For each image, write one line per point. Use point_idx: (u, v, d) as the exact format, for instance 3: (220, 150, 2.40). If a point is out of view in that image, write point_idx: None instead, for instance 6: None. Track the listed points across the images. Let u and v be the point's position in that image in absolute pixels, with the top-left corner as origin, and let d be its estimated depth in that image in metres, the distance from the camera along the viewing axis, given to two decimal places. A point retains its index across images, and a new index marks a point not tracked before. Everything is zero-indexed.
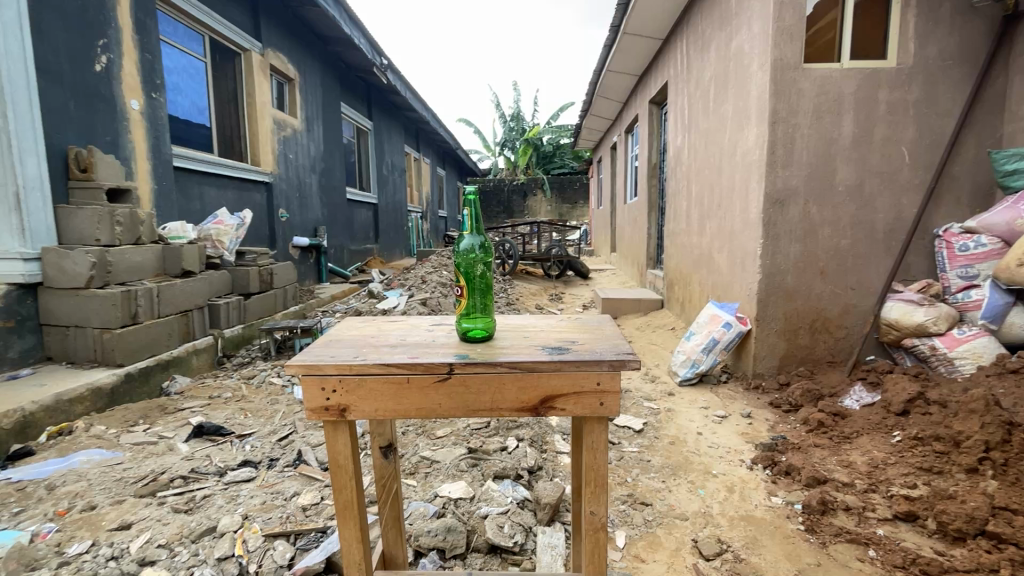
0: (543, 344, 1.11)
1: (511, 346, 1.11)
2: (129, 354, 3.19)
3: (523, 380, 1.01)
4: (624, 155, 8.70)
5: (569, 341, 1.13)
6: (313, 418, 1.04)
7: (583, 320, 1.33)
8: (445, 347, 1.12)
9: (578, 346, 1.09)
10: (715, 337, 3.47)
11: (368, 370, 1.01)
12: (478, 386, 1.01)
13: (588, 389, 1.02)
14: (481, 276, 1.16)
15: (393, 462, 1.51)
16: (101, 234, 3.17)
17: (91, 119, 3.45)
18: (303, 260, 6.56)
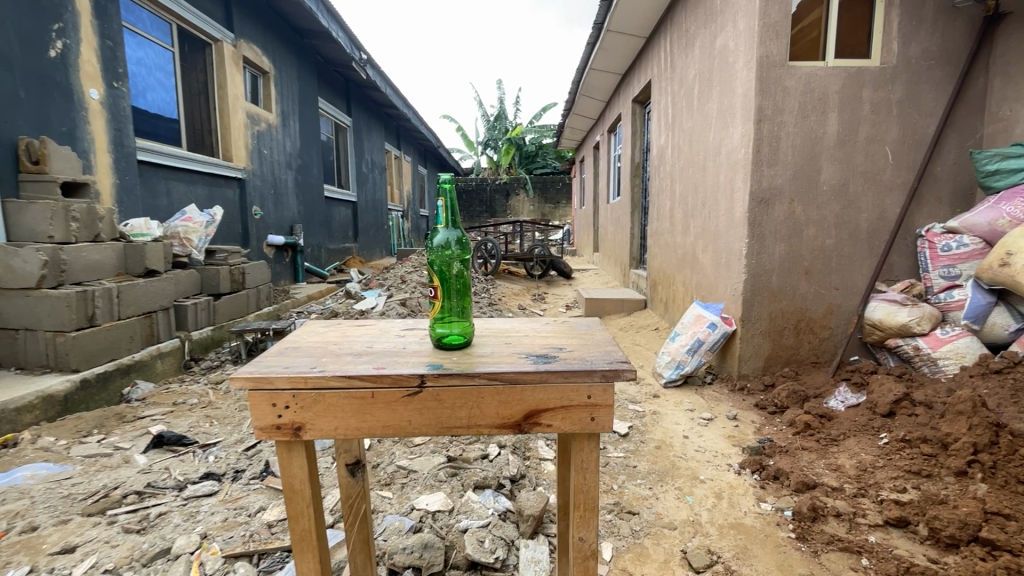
0: (526, 352, 1.01)
1: (491, 354, 1.01)
2: (85, 359, 2.99)
3: (505, 394, 0.92)
4: (607, 155, 8.67)
5: (557, 348, 1.03)
6: (262, 438, 0.92)
7: (571, 323, 1.24)
8: (416, 355, 1.01)
9: (566, 355, 0.99)
10: (700, 337, 3.42)
11: (326, 383, 0.91)
12: (452, 401, 0.91)
13: (579, 403, 0.93)
14: (458, 275, 1.06)
15: (362, 481, 1.42)
16: (54, 231, 2.97)
17: (44, 108, 3.24)
18: (278, 259, 6.35)
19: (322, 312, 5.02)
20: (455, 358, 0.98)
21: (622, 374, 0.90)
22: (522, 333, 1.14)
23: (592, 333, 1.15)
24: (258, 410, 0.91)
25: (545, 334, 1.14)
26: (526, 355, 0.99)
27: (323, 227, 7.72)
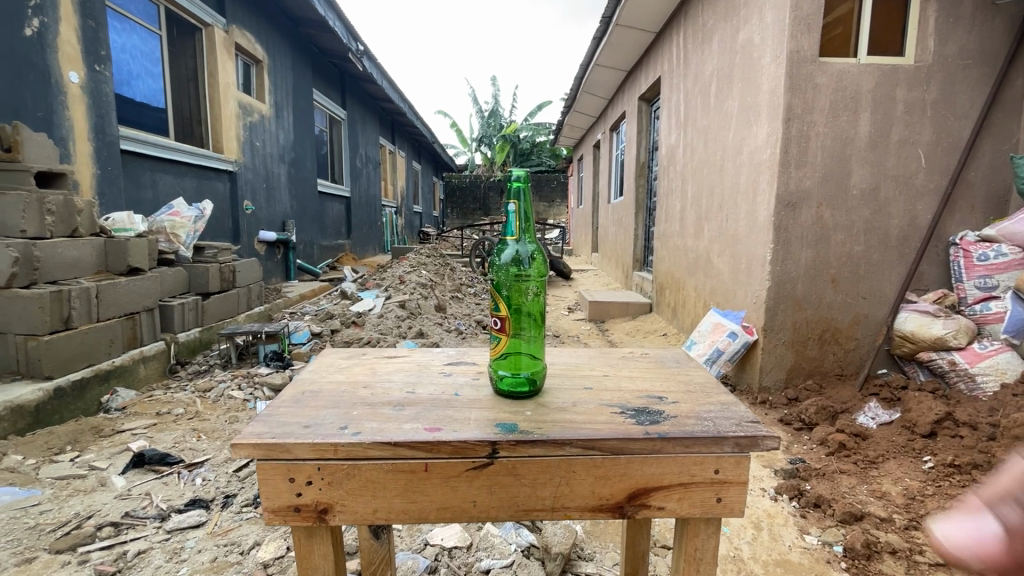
0: (619, 403, 0.93)
1: (576, 409, 0.91)
2: (60, 365, 2.74)
3: (604, 470, 0.82)
4: (608, 153, 8.48)
5: (671, 400, 0.95)
6: (274, 522, 0.82)
7: (659, 359, 1.20)
8: (477, 410, 0.89)
9: (674, 412, 0.90)
10: (720, 347, 3.25)
11: (364, 455, 0.79)
12: (531, 476, 0.81)
13: (703, 481, 0.84)
14: (531, 301, 0.97)
15: (386, 544, 1.21)
16: (28, 226, 2.72)
17: (18, 91, 2.97)
18: (270, 256, 6.08)
19: (316, 314, 4.77)
20: (542, 421, 0.85)
21: (762, 444, 0.80)
22: (609, 368, 1.12)
23: (690, 376, 1.07)
24: (270, 487, 0.80)
25: (639, 375, 1.09)
26: (624, 409, 0.90)
27: (316, 223, 7.46)
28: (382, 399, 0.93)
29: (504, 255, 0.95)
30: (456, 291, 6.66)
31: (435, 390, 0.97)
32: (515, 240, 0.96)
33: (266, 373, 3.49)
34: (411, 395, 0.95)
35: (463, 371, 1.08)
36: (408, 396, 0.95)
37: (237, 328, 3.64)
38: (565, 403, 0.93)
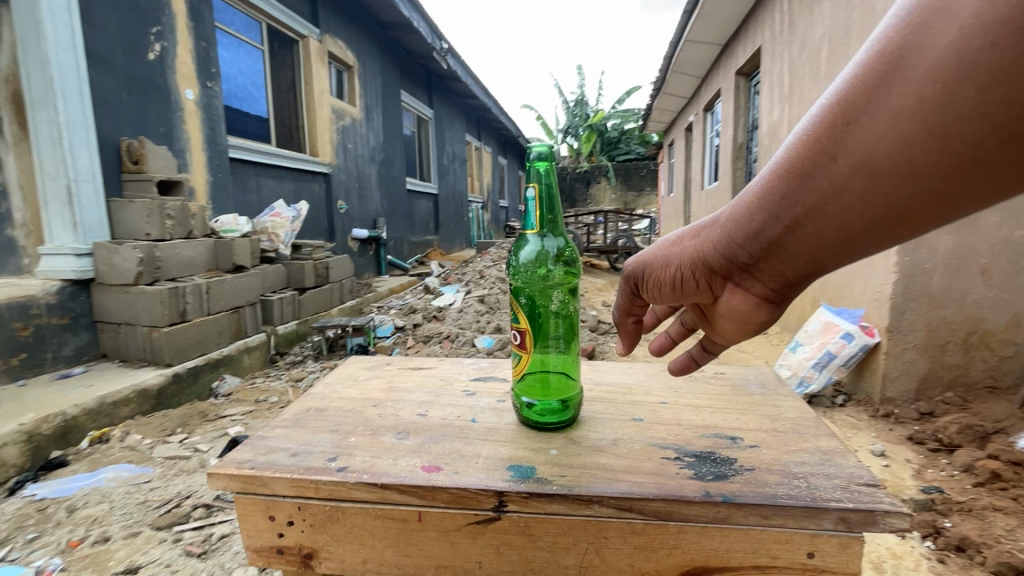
0: (680, 445, 0.83)
1: (616, 448, 0.82)
2: (178, 354, 3.05)
3: (640, 538, 0.71)
4: (701, 137, 7.89)
5: (749, 444, 0.83)
6: (259, 562, 0.81)
7: (740, 383, 1.08)
8: (519, 449, 0.82)
9: (747, 462, 0.77)
10: (831, 350, 2.87)
11: (349, 498, 0.75)
12: (546, 536, 0.72)
13: (792, 566, 0.69)
14: (556, 310, 0.88)
15: None
16: (151, 229, 3.04)
17: (144, 109, 3.34)
18: (363, 253, 6.43)
19: (401, 308, 4.94)
20: (569, 466, 0.76)
21: (883, 524, 0.64)
22: (668, 395, 1.03)
23: (782, 412, 0.94)
24: (252, 525, 0.80)
25: (715, 406, 0.98)
26: (681, 455, 0.79)
27: (405, 220, 7.76)
28: (386, 424, 0.92)
29: (525, 256, 0.87)
30: None
31: (450, 413, 0.96)
32: (537, 234, 0.87)
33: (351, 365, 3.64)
34: (422, 418, 0.94)
35: (488, 391, 1.06)
36: (419, 417, 0.94)
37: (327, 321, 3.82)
38: (604, 441, 0.84)
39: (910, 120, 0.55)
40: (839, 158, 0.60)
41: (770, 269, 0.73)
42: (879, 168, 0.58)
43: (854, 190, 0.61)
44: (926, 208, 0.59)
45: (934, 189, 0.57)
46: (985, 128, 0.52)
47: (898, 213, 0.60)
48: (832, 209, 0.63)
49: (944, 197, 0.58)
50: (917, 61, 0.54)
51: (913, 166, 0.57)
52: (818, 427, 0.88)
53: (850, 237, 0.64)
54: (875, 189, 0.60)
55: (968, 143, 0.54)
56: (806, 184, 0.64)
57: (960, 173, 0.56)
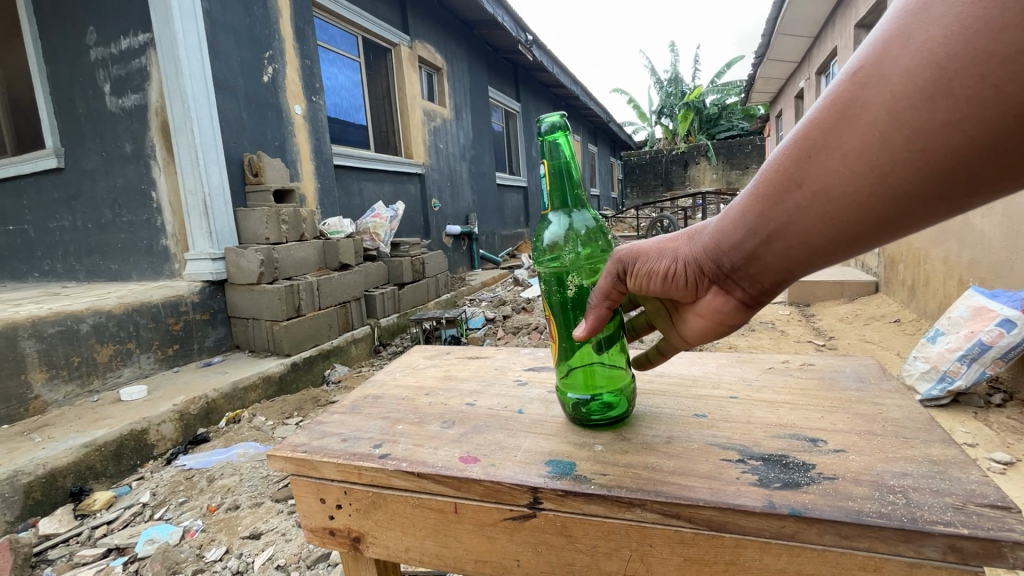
0: (741, 446, 0.74)
1: (669, 447, 0.75)
2: (295, 345, 3.39)
3: (695, 549, 0.64)
4: (815, 103, 7.09)
5: (834, 449, 0.71)
6: (315, 540, 0.87)
7: (832, 377, 0.94)
8: (554, 445, 0.78)
9: (828, 469, 0.67)
10: (983, 340, 2.37)
11: (390, 486, 0.77)
12: (584, 537, 0.69)
13: None
14: (575, 292, 0.82)
15: None
16: (270, 233, 3.41)
17: (261, 127, 3.73)
18: (456, 248, 6.67)
19: (492, 300, 5.06)
20: (613, 465, 0.71)
21: (1013, 559, 0.52)
22: (740, 390, 0.93)
23: (883, 412, 0.79)
24: (307, 507, 0.86)
25: (795, 403, 0.86)
26: (745, 458, 0.71)
27: (496, 214, 7.92)
28: (434, 412, 0.93)
29: (548, 231, 0.84)
30: None
31: (498, 403, 0.95)
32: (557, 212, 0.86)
33: None
34: (469, 407, 0.94)
35: (540, 381, 1.04)
36: (467, 406, 0.95)
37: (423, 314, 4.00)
38: (656, 438, 0.78)
39: (872, 141, 0.53)
40: (807, 178, 0.59)
41: (747, 284, 0.69)
42: (844, 186, 0.56)
43: (821, 211, 0.59)
44: (893, 231, 0.57)
45: (898, 212, 0.55)
46: (950, 153, 0.50)
47: (864, 236, 0.58)
48: (803, 228, 0.60)
49: (907, 220, 0.56)
50: (880, 90, 0.52)
51: (878, 187, 0.54)
52: (931, 433, 0.73)
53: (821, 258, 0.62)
54: (845, 210, 0.57)
55: (933, 164, 0.51)
56: (780, 205, 0.62)
57: (924, 198, 0.54)
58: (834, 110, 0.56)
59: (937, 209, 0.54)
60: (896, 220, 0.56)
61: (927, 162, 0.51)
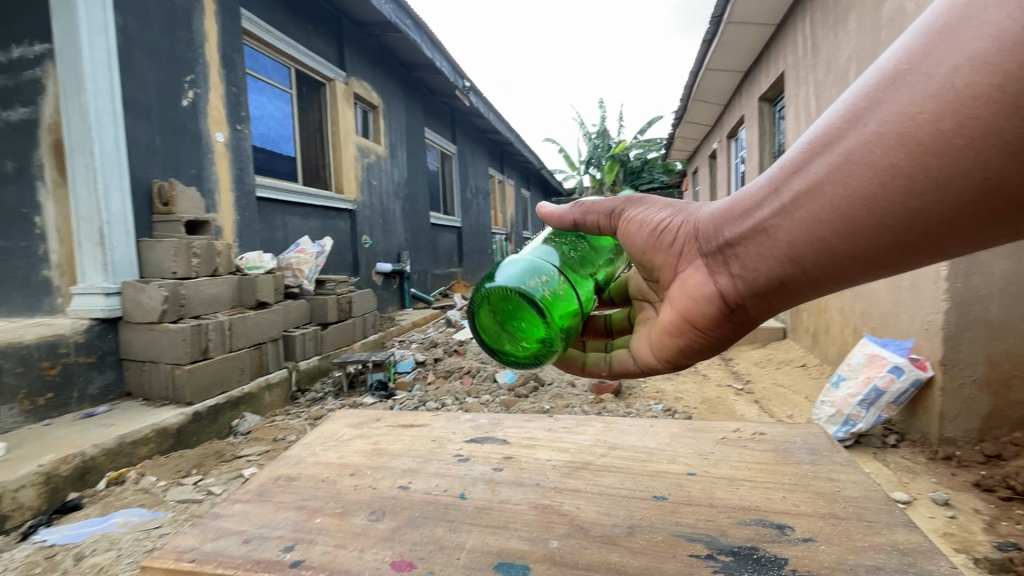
0: (708, 537, 0.71)
1: (636, 543, 0.71)
2: (198, 392, 3.03)
3: None
4: (725, 164, 7.79)
5: (802, 537, 0.70)
6: None
7: (785, 449, 0.95)
8: (518, 541, 0.72)
9: (800, 564, 0.65)
10: (879, 385, 2.60)
11: None
12: None
13: None
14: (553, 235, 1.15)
15: None
16: (178, 267, 3.10)
17: (176, 153, 3.46)
18: (386, 286, 6.46)
19: (422, 342, 4.90)
20: (571, 568, 0.66)
21: None
22: (698, 466, 0.91)
23: (840, 490, 0.80)
24: None
25: (755, 480, 0.85)
26: (714, 552, 0.68)
27: (429, 253, 7.82)
28: (359, 499, 0.84)
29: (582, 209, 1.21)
30: None
31: (436, 486, 0.88)
32: None
33: (371, 403, 3.58)
34: (402, 492, 0.86)
35: (485, 457, 0.98)
36: (400, 491, 0.86)
37: (348, 357, 3.76)
38: (617, 530, 0.73)
39: (935, 133, 0.60)
40: (865, 138, 0.66)
41: (757, 253, 0.79)
42: (895, 158, 0.63)
43: (859, 181, 0.66)
44: (901, 234, 0.66)
45: (916, 212, 0.64)
46: (971, 140, 0.59)
47: (875, 228, 0.67)
48: (836, 196, 0.68)
49: (915, 230, 0.65)
50: (931, 65, 0.61)
51: (923, 174, 0.62)
52: (890, 514, 0.74)
53: (828, 244, 0.71)
54: (877, 191, 0.65)
55: (973, 168, 0.59)
56: (825, 165, 0.70)
57: (943, 211, 0.63)
58: (903, 77, 0.64)
59: (941, 231, 0.65)
60: (911, 225, 0.65)
61: (966, 171, 0.60)
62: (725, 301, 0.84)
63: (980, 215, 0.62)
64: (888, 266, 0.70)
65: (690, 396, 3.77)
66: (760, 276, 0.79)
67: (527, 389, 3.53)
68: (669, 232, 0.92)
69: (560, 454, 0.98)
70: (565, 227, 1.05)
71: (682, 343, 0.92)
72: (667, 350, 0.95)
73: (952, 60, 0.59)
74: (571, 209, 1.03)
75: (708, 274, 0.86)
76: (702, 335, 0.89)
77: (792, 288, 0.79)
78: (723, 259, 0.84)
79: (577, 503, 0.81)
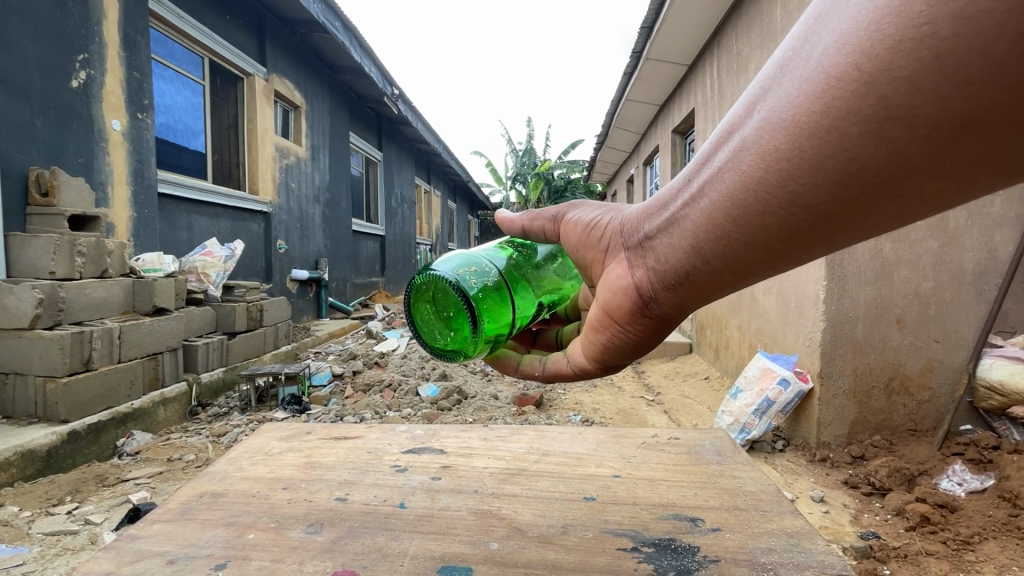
0: (635, 533, 0.77)
1: (570, 541, 0.75)
2: (76, 409, 2.69)
3: None
4: (642, 188, 8.33)
5: (711, 528, 0.78)
6: None
7: (697, 452, 1.05)
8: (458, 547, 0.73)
9: (712, 551, 0.72)
10: (770, 396, 2.90)
11: None
12: None
13: None
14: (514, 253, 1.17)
15: None
16: (57, 267, 2.74)
17: (61, 139, 3.09)
18: (302, 294, 6.13)
19: (340, 354, 4.70)
20: (512, 566, 0.68)
21: None
22: (624, 468, 0.98)
23: (741, 486, 0.90)
24: None
25: (672, 480, 0.93)
26: (638, 545, 0.73)
27: (349, 261, 7.55)
28: (295, 513, 0.82)
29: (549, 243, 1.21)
30: None
31: (374, 497, 0.87)
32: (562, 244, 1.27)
33: (282, 418, 3.35)
34: (340, 504, 0.85)
35: (422, 467, 0.98)
36: (337, 503, 0.85)
37: (257, 369, 3.51)
38: (552, 530, 0.77)
39: (809, 116, 0.61)
40: (759, 125, 0.67)
41: (669, 243, 0.80)
42: (778, 143, 0.65)
43: (750, 167, 0.68)
44: (787, 219, 0.67)
45: (797, 195, 0.64)
46: (850, 120, 0.58)
47: (764, 213, 0.68)
48: (731, 183, 0.70)
49: (799, 215, 0.65)
50: (817, 45, 0.61)
51: (809, 154, 0.62)
52: (782, 504, 0.84)
53: (725, 232, 0.72)
54: (763, 175, 0.66)
55: (852, 149, 0.59)
56: (725, 154, 0.72)
57: (823, 193, 0.63)
58: (793, 63, 0.64)
59: (825, 215, 0.64)
60: (795, 208, 0.65)
61: (836, 151, 0.60)
62: (642, 291, 0.85)
63: (857, 198, 0.61)
64: (784, 252, 0.70)
65: (606, 407, 3.96)
66: (671, 265, 0.80)
67: (450, 401, 3.50)
68: (603, 227, 0.95)
69: (496, 462, 1.01)
70: (515, 233, 1.10)
71: (605, 339, 0.92)
72: (596, 346, 0.94)
73: (824, 43, 0.60)
74: (520, 216, 1.09)
75: (628, 267, 0.87)
76: (623, 329, 0.89)
77: (703, 279, 0.79)
78: (644, 249, 0.85)
79: (514, 506, 0.83)
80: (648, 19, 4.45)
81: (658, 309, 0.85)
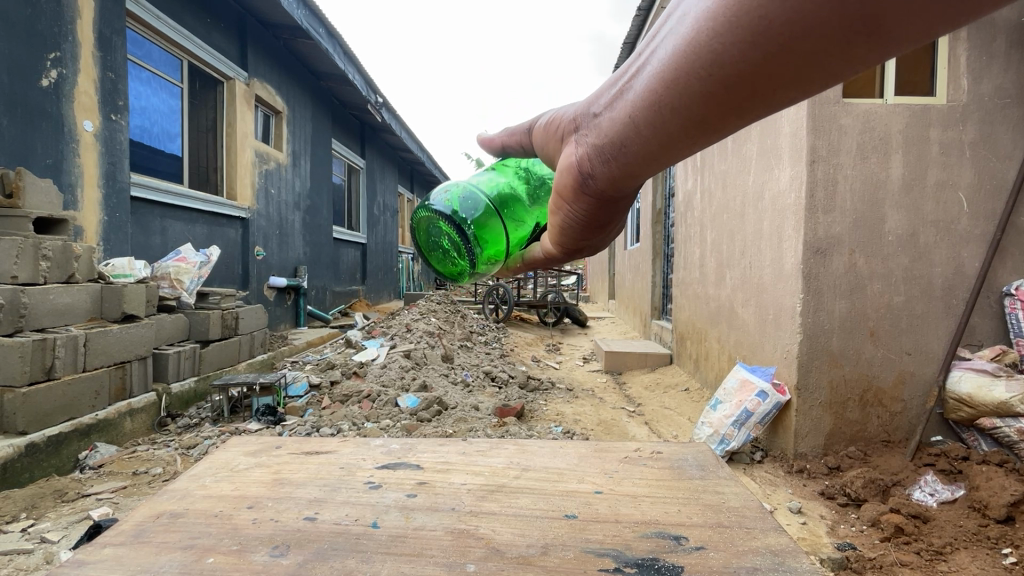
0: (619, 549, 0.76)
1: (553, 558, 0.73)
2: (36, 420, 2.56)
3: None
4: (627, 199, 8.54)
5: (695, 546, 0.76)
6: None
7: (679, 466, 1.04)
8: (435, 565, 0.71)
9: (695, 570, 0.71)
10: (748, 408, 2.92)
11: None
12: None
13: None
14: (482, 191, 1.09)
15: None
16: (19, 272, 2.63)
17: (27, 139, 2.98)
18: (280, 302, 6.01)
19: (318, 364, 4.61)
20: None
21: None
22: (607, 483, 0.97)
23: (725, 502, 0.89)
24: None
25: (654, 496, 0.92)
26: (621, 566, 0.72)
27: (330, 269, 7.45)
28: (259, 535, 0.78)
29: None
30: (468, 339, 6.44)
31: (345, 517, 0.83)
32: None
33: (255, 430, 3.24)
34: (309, 524, 0.81)
35: (397, 484, 0.95)
36: (305, 523, 0.81)
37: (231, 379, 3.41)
38: (532, 550, 0.75)
39: None
40: None
41: (607, 120, 0.68)
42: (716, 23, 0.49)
43: (678, 33, 0.54)
44: (726, 84, 0.51)
45: (716, 60, 0.50)
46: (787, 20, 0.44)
47: (694, 77, 0.53)
48: (662, 53, 0.57)
49: (731, 90, 0.51)
50: None
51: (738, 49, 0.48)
52: (765, 520, 0.84)
53: (664, 116, 0.59)
54: (692, 37, 0.52)
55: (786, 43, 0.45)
56: (668, 25, 0.58)
57: (749, 67, 0.49)
58: None
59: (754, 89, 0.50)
60: (716, 76, 0.51)
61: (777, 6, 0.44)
62: (582, 167, 0.74)
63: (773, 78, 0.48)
64: (706, 128, 0.57)
65: (587, 418, 3.96)
66: (608, 142, 0.68)
67: (430, 413, 3.45)
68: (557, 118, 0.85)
69: (475, 478, 0.98)
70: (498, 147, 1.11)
71: (560, 214, 0.84)
72: (557, 225, 0.86)
73: None
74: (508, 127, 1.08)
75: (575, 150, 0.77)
76: (571, 206, 0.80)
77: (630, 160, 0.67)
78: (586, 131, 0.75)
79: (493, 526, 0.81)
80: (631, 35, 4.52)
81: (596, 185, 0.74)
